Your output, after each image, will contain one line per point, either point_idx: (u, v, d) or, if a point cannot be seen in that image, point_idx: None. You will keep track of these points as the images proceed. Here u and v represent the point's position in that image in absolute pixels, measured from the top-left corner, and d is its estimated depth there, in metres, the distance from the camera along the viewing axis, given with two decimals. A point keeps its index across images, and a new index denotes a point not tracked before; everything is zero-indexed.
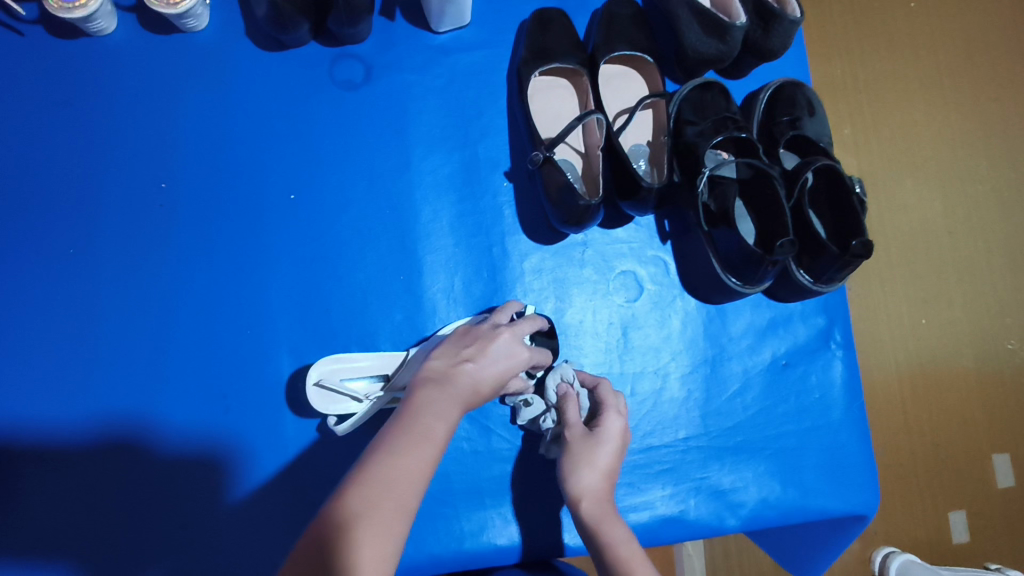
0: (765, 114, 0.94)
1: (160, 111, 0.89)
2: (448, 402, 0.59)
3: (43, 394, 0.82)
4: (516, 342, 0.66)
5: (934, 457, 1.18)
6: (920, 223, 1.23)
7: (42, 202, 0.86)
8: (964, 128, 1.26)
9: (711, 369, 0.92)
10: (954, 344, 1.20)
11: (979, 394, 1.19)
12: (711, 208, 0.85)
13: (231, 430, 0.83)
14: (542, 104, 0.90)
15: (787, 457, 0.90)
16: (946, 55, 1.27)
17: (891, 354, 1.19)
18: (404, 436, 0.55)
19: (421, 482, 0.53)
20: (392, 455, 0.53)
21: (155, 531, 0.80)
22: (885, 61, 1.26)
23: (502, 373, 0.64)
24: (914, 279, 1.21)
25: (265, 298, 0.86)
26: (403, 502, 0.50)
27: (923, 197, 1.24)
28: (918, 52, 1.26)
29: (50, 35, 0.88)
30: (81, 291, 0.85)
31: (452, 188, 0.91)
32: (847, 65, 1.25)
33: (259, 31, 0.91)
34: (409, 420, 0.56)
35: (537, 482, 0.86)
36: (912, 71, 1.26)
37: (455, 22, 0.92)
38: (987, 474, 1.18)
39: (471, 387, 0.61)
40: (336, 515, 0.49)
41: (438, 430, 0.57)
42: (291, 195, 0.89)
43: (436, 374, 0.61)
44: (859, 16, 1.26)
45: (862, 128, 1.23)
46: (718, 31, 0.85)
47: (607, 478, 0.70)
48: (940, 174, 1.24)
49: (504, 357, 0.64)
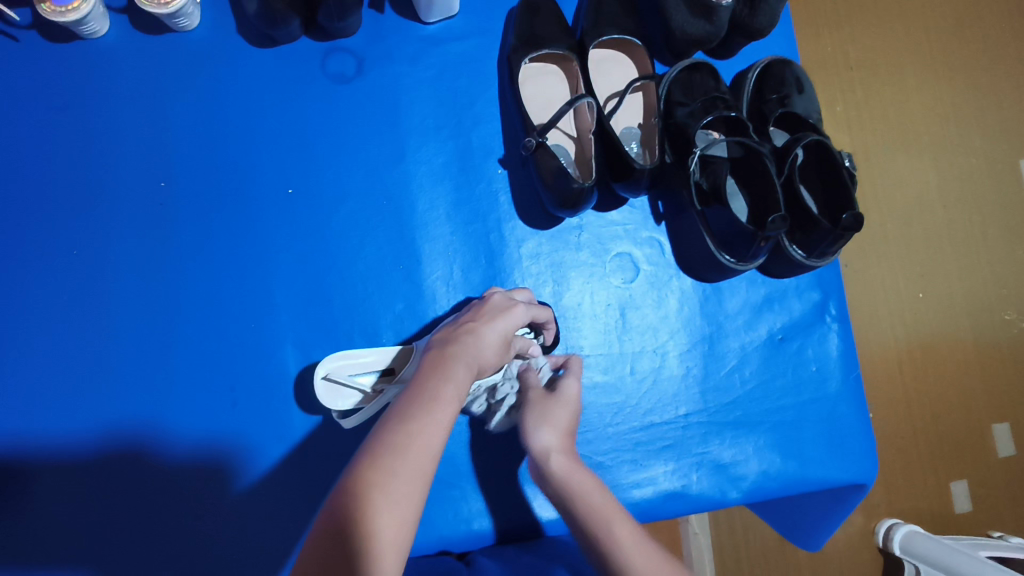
0: (753, 93, 0.95)
1: (156, 110, 0.90)
2: (458, 358, 0.62)
3: (56, 393, 0.84)
4: (509, 304, 0.72)
5: (934, 428, 1.19)
6: (915, 198, 1.24)
7: (46, 205, 0.88)
8: (957, 102, 1.27)
9: (709, 346, 0.93)
10: (951, 317, 1.21)
11: (978, 366, 1.21)
12: (704, 186, 0.86)
13: (240, 422, 0.85)
14: (533, 90, 0.91)
15: (785, 430, 0.92)
16: (937, 30, 1.28)
17: (889, 328, 1.20)
18: (417, 405, 0.56)
19: (435, 450, 0.54)
20: (406, 422, 0.54)
21: (170, 524, 0.82)
22: (875, 37, 1.26)
23: (500, 331, 0.68)
24: (910, 253, 1.22)
25: (267, 291, 0.88)
26: (421, 467, 0.52)
27: (917, 171, 1.25)
28: (908, 28, 1.27)
29: (44, 39, 0.89)
30: (88, 290, 0.86)
31: (448, 176, 0.92)
32: (838, 42, 1.25)
33: (250, 28, 0.92)
34: (417, 388, 0.58)
35: None
36: (903, 47, 1.27)
37: (444, 13, 0.93)
38: (987, 443, 1.20)
39: (474, 347, 0.64)
40: (354, 488, 0.49)
41: (449, 389, 0.58)
42: (288, 189, 0.90)
43: (443, 339, 0.66)
44: None
45: (855, 105, 1.24)
46: (705, 12, 0.86)
47: (565, 435, 0.70)
48: (932, 148, 1.25)
49: (500, 318, 0.69)
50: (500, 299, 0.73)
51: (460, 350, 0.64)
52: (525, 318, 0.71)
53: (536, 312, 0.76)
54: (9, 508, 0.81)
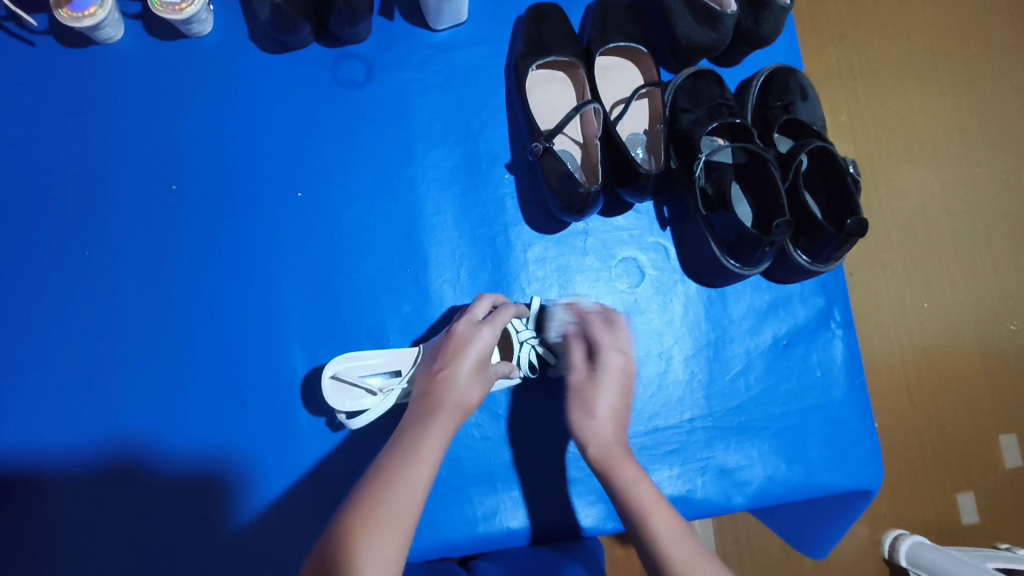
0: (759, 100, 0.95)
1: (169, 114, 0.91)
2: (440, 405, 0.65)
3: (68, 393, 0.85)
4: (477, 329, 0.72)
5: (940, 438, 1.19)
6: (919, 207, 1.24)
7: (60, 208, 0.89)
8: (960, 111, 1.27)
9: (714, 351, 0.94)
10: (956, 326, 1.21)
11: (984, 375, 1.21)
12: (709, 192, 0.86)
13: (248, 423, 0.85)
14: (540, 97, 0.93)
15: (790, 436, 0.92)
16: (940, 39, 1.29)
17: (894, 337, 1.21)
18: (401, 452, 0.61)
19: (419, 492, 0.58)
20: (385, 475, 0.59)
21: (179, 524, 0.83)
22: (879, 47, 1.27)
23: (472, 360, 0.69)
24: (914, 262, 1.22)
25: (276, 293, 0.89)
26: (401, 514, 0.56)
27: (921, 180, 1.25)
28: (911, 38, 1.28)
29: (60, 44, 0.91)
30: (100, 292, 0.88)
31: (455, 181, 0.93)
32: (841, 52, 1.26)
33: (261, 33, 0.93)
34: (396, 442, 0.62)
35: (546, 466, 0.88)
36: (906, 57, 1.27)
37: (453, 20, 0.94)
38: (994, 453, 1.20)
39: (447, 389, 0.67)
40: (338, 541, 0.54)
41: (430, 436, 0.63)
42: (298, 193, 0.91)
43: (419, 387, 0.69)
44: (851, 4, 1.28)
45: (858, 114, 1.25)
46: (710, 20, 0.87)
47: (620, 393, 0.73)
48: (936, 157, 1.26)
49: (464, 347, 0.70)
50: (464, 325, 0.73)
51: (433, 397, 0.66)
52: (493, 336, 0.71)
53: (502, 318, 0.74)
54: (22, 507, 0.82)
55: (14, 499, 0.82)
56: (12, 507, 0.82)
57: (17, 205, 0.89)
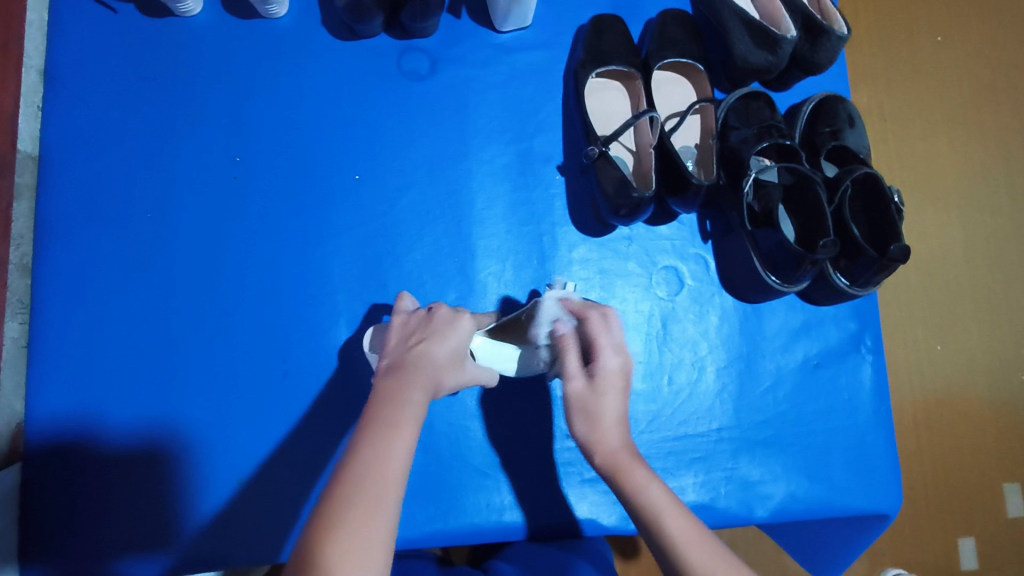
0: (807, 124, 0.98)
1: (237, 89, 0.94)
2: (417, 379, 0.67)
3: (120, 348, 0.88)
4: (457, 317, 0.74)
5: (945, 482, 1.19)
6: (942, 252, 1.25)
7: (128, 170, 0.92)
8: (985, 163, 1.29)
9: (746, 366, 0.95)
10: (969, 373, 1.21)
11: (992, 424, 1.21)
12: (756, 208, 0.90)
13: (288, 393, 0.89)
14: (596, 103, 0.96)
15: (815, 454, 0.93)
16: (968, 91, 1.30)
17: (907, 378, 1.21)
18: (375, 439, 0.60)
19: (397, 475, 0.58)
20: (365, 453, 0.59)
21: (215, 484, 0.86)
22: (909, 93, 1.29)
23: (452, 344, 0.72)
24: (931, 304, 1.23)
25: (324, 271, 0.92)
26: (383, 491, 0.57)
27: (943, 227, 1.26)
28: (942, 88, 1.30)
29: (141, 13, 0.94)
30: (157, 254, 0.90)
31: (508, 178, 0.96)
32: (873, 95, 1.28)
33: (334, 20, 0.96)
34: (379, 411, 0.63)
35: (570, 463, 0.90)
36: (936, 106, 1.29)
37: (519, 22, 0.97)
38: (998, 502, 1.20)
39: (427, 362, 0.69)
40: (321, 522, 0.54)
41: (404, 415, 0.63)
42: (355, 175, 0.94)
43: (396, 358, 0.70)
44: (886, 49, 1.30)
45: (885, 157, 1.26)
46: (770, 43, 0.91)
47: (623, 392, 0.70)
48: (959, 205, 1.27)
49: (448, 332, 0.73)
50: (443, 310, 0.76)
51: (418, 369, 0.68)
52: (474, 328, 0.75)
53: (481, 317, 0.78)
54: (71, 455, 0.85)
55: (65, 447, 0.85)
56: (64, 454, 0.85)
57: (83, 162, 0.91)
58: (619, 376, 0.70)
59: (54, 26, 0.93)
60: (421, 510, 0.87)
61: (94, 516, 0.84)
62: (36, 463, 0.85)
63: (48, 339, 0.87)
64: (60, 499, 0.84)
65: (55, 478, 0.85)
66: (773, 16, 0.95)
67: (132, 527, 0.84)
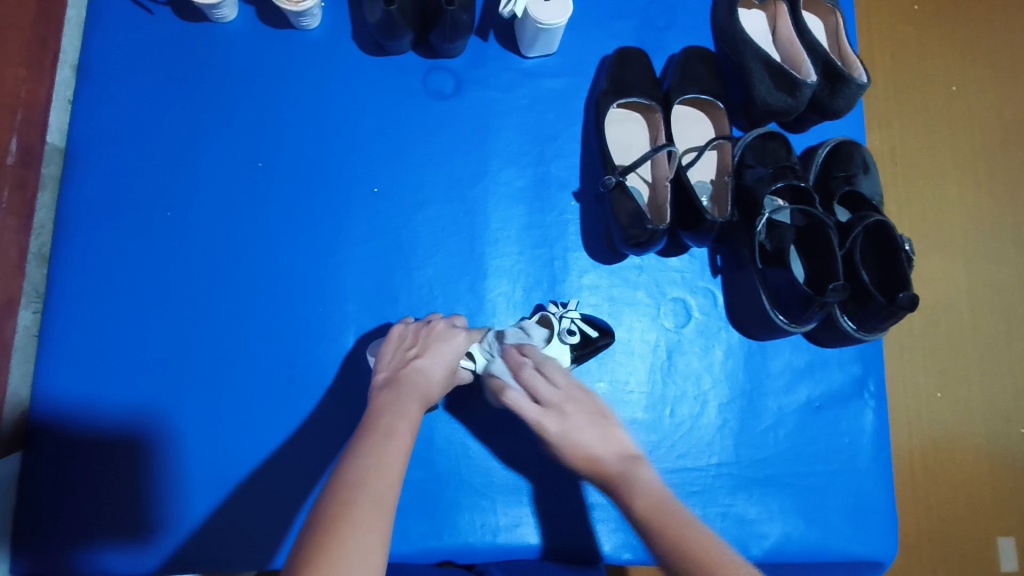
0: (821, 168, 0.99)
1: (263, 95, 0.96)
2: (411, 393, 0.70)
3: (128, 342, 0.89)
4: (452, 331, 0.79)
5: (939, 541, 1.08)
6: (942, 298, 1.15)
7: (152, 168, 0.93)
8: (993, 204, 1.19)
9: (748, 402, 0.96)
10: (965, 419, 1.11)
11: (987, 475, 1.09)
12: (767, 247, 0.90)
13: (292, 399, 0.89)
14: (615, 133, 0.97)
15: (812, 497, 0.93)
16: (980, 132, 1.21)
17: (900, 422, 1.11)
18: (374, 446, 0.61)
19: (394, 477, 0.59)
20: (365, 457, 0.60)
21: (211, 484, 0.86)
22: (919, 133, 1.20)
23: (446, 361, 0.76)
24: (930, 347, 1.13)
25: (335, 281, 0.92)
26: (379, 494, 0.56)
27: (946, 270, 1.16)
28: (953, 124, 1.21)
29: (177, 16, 0.96)
30: (172, 252, 0.91)
31: (524, 200, 0.97)
32: (881, 132, 1.20)
33: (364, 35, 0.98)
34: (374, 421, 0.65)
35: (563, 491, 0.89)
36: (946, 146, 1.20)
37: (545, 49, 0.99)
38: (990, 555, 1.07)
39: (421, 377, 0.73)
40: (317, 523, 0.53)
41: (402, 425, 0.65)
42: (374, 188, 0.95)
43: (392, 375, 0.73)
44: (901, 85, 1.22)
45: (893, 196, 1.17)
46: (790, 86, 0.92)
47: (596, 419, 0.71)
48: (964, 249, 1.17)
49: (443, 347, 0.77)
50: (440, 325, 0.80)
51: (412, 385, 0.71)
52: (469, 344, 0.79)
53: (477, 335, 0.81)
54: (77, 446, 0.86)
55: (70, 438, 0.86)
56: (66, 446, 0.86)
57: (108, 157, 0.92)
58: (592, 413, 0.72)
59: (92, 24, 0.95)
60: (417, 526, 0.87)
61: (93, 509, 0.84)
62: (40, 451, 0.85)
63: (62, 329, 0.88)
64: (61, 489, 0.85)
65: (57, 468, 0.85)
66: (794, 59, 0.98)
67: (129, 522, 0.84)
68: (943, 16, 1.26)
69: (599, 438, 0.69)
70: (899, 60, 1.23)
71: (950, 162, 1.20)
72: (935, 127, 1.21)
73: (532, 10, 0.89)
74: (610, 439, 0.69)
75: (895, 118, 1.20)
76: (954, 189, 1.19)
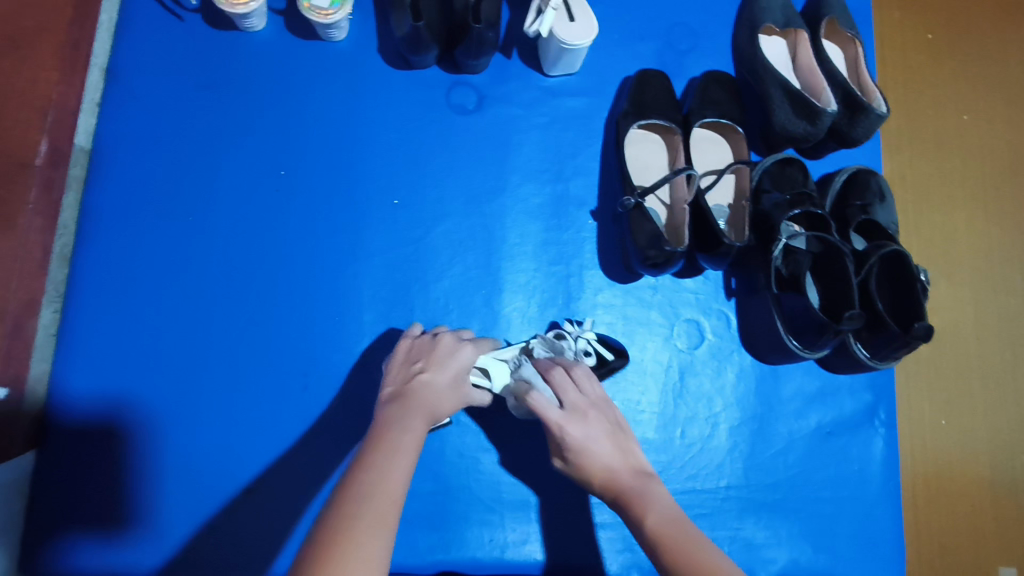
0: (838, 195, 1.00)
1: (288, 104, 0.97)
2: (415, 408, 0.70)
3: (144, 345, 0.89)
4: (457, 345, 0.79)
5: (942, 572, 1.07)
6: (949, 328, 1.15)
7: (175, 172, 0.94)
8: (1002, 236, 1.19)
9: (759, 426, 0.96)
10: (971, 450, 1.11)
11: (990, 507, 1.09)
12: (783, 272, 0.90)
13: (306, 407, 0.89)
14: (633, 154, 0.98)
15: (821, 522, 0.93)
16: (990, 164, 1.22)
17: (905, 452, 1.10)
18: (379, 461, 0.61)
19: (397, 493, 0.59)
20: (368, 470, 0.60)
21: (222, 488, 0.86)
22: (930, 164, 1.21)
23: (452, 374, 0.76)
24: (937, 377, 1.13)
25: (351, 290, 0.93)
26: (383, 508, 0.57)
27: (954, 300, 1.16)
28: (963, 155, 1.22)
29: (206, 24, 0.97)
30: (193, 256, 0.92)
31: (542, 217, 0.98)
32: (894, 160, 1.20)
33: (388, 48, 0.99)
34: (377, 437, 0.65)
35: (567, 510, 0.89)
36: (957, 176, 1.21)
37: (567, 69, 1.00)
38: None
39: (425, 391, 0.73)
40: (319, 537, 0.54)
41: (408, 439, 0.65)
42: (394, 200, 0.96)
43: (395, 392, 0.73)
44: (914, 115, 1.23)
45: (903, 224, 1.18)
46: (810, 114, 0.93)
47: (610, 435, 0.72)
48: (973, 280, 1.17)
49: (448, 360, 0.77)
50: (447, 339, 0.80)
51: (416, 399, 0.71)
52: (474, 357, 0.79)
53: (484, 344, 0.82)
54: (91, 446, 0.86)
55: (84, 439, 0.86)
56: (79, 446, 0.86)
57: (133, 159, 0.93)
58: (603, 428, 0.72)
59: (122, 28, 0.96)
60: (425, 537, 0.87)
61: (105, 509, 0.85)
62: (54, 449, 0.85)
63: (80, 330, 0.89)
64: (75, 490, 0.85)
65: (70, 468, 0.85)
66: (814, 87, 0.99)
67: (141, 525, 0.85)
68: (957, 47, 1.27)
69: (614, 453, 0.71)
70: (913, 90, 1.24)
71: (961, 193, 1.20)
72: (946, 156, 1.21)
73: (557, 31, 0.90)
74: (624, 453, 0.71)
75: (905, 148, 1.21)
76: (964, 219, 1.19)
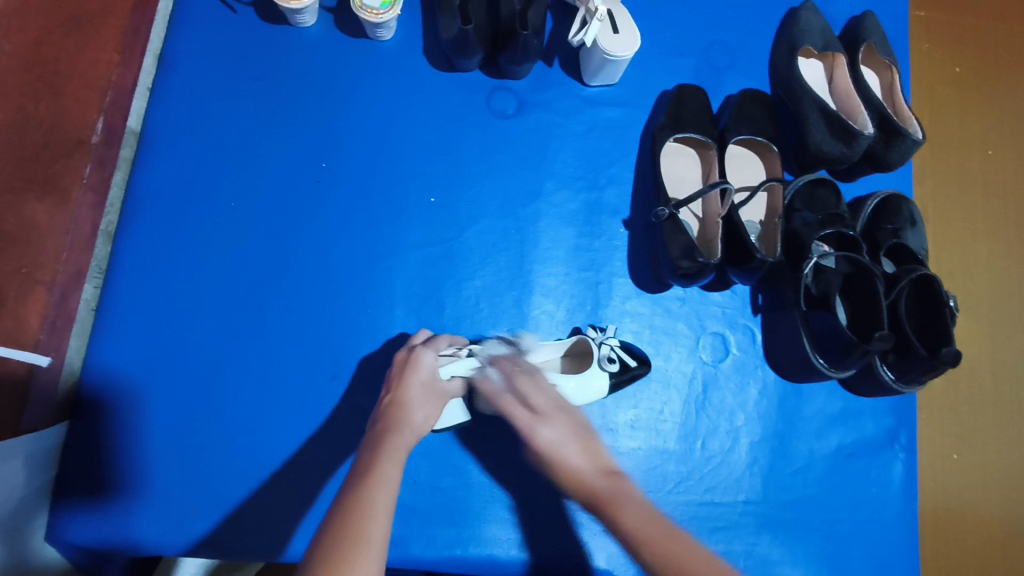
0: (869, 219, 1.00)
1: (331, 98, 0.99)
2: (391, 432, 0.69)
3: (178, 324, 0.91)
4: (417, 352, 0.78)
5: None
6: (967, 361, 1.14)
7: (219, 158, 0.96)
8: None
9: (779, 443, 0.96)
10: (983, 486, 1.10)
11: (1000, 545, 1.08)
12: (812, 291, 0.92)
13: (331, 396, 0.90)
14: (668, 166, 0.99)
15: (836, 544, 0.93)
16: (1016, 200, 1.22)
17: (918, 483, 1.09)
18: (364, 482, 0.62)
19: (384, 512, 0.60)
20: (354, 493, 0.61)
21: (245, 471, 0.87)
22: (956, 196, 1.21)
23: (421, 388, 0.75)
24: (953, 410, 1.12)
25: (380, 285, 0.94)
26: (374, 523, 0.58)
27: (972, 333, 1.16)
28: (989, 189, 1.22)
29: (259, 17, 1.00)
30: (231, 241, 0.94)
31: (575, 223, 0.99)
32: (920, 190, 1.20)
33: (433, 51, 1.01)
34: (357, 466, 0.65)
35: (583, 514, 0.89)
36: (982, 210, 1.21)
37: (607, 79, 1.01)
38: None
39: (398, 413, 0.72)
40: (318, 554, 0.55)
41: (388, 464, 0.65)
42: (430, 198, 0.97)
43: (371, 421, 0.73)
44: (942, 147, 1.23)
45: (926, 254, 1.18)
46: (846, 136, 0.94)
47: (580, 439, 0.75)
48: (992, 315, 1.17)
49: (413, 373, 0.75)
50: (405, 352, 0.79)
51: (389, 425, 0.70)
52: (434, 360, 0.77)
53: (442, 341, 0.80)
54: (121, 420, 0.87)
55: (113, 414, 0.87)
56: (108, 421, 0.87)
57: (180, 143, 0.96)
58: (573, 430, 0.76)
59: (178, 17, 0.99)
60: (442, 533, 0.87)
61: (131, 484, 0.86)
62: (86, 423, 0.87)
63: (117, 306, 0.90)
64: (101, 464, 0.86)
65: (98, 442, 0.86)
66: (850, 109, 1.00)
67: (164, 503, 0.85)
68: (987, 82, 1.28)
69: (585, 454, 0.74)
70: (943, 122, 1.24)
71: (986, 227, 1.20)
72: (971, 189, 1.22)
73: (601, 41, 0.92)
74: (594, 455, 0.74)
75: (930, 178, 1.21)
76: (988, 253, 1.19)
